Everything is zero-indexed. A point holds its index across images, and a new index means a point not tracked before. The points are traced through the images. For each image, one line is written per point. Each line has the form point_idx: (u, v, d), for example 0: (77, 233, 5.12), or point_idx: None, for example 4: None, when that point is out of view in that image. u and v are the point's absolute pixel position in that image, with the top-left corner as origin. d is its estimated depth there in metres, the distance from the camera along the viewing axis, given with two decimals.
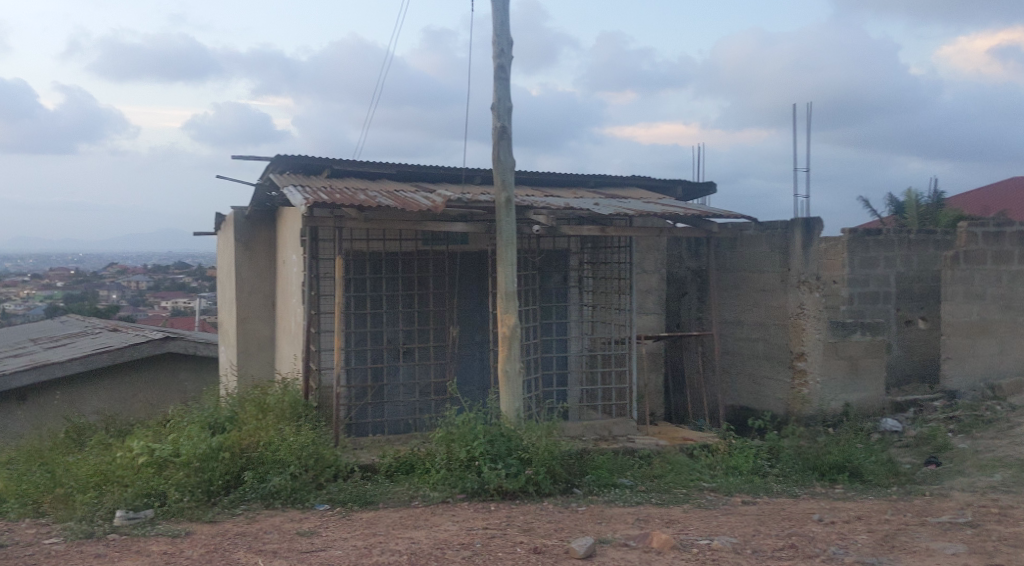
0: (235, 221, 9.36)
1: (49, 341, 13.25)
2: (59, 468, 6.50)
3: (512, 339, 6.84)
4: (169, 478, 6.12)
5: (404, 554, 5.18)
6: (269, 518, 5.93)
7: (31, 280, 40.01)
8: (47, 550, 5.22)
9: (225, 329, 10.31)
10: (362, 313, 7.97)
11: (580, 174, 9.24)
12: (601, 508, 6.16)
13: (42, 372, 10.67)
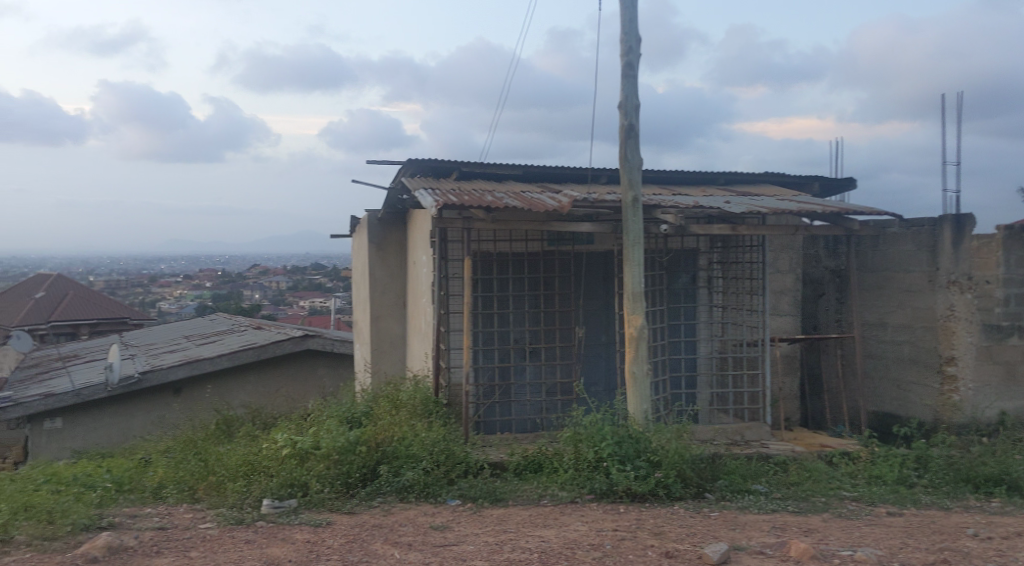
0: (369, 223, 9.65)
1: (200, 337, 14.02)
2: (211, 457, 6.87)
3: (640, 340, 6.77)
4: (311, 469, 6.37)
5: (535, 552, 5.21)
6: (404, 511, 6.08)
7: (183, 279, 42.56)
8: (202, 534, 5.53)
9: (359, 328, 10.64)
10: (488, 313, 8.05)
11: (710, 172, 9.06)
12: (735, 514, 6.01)
13: (195, 367, 11.31)
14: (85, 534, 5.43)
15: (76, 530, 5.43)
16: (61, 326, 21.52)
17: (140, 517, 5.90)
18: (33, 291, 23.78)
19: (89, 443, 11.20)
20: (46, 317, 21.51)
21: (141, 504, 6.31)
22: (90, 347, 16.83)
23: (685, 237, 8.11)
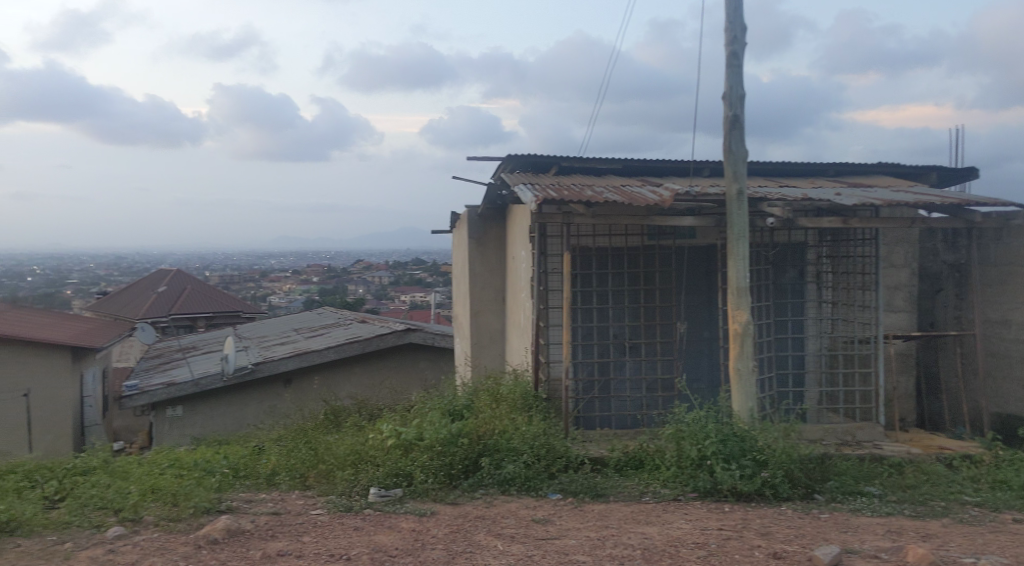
0: (468, 219, 9.72)
1: (308, 331, 14.44)
2: (320, 446, 7.08)
3: (745, 337, 6.61)
4: (415, 460, 6.48)
5: (638, 548, 5.16)
6: (506, 504, 6.12)
7: (292, 274, 43.90)
8: (313, 520, 5.69)
9: (460, 322, 10.75)
10: (587, 308, 8.00)
11: (819, 162, 8.78)
12: (847, 516, 5.82)
13: (303, 359, 11.65)
14: (206, 516, 5.67)
15: (198, 512, 5.67)
16: (179, 319, 22.52)
17: (256, 501, 6.12)
18: (154, 286, 24.96)
19: (207, 430, 11.69)
20: (166, 310, 22.55)
21: (256, 490, 6.54)
22: (207, 339, 17.55)
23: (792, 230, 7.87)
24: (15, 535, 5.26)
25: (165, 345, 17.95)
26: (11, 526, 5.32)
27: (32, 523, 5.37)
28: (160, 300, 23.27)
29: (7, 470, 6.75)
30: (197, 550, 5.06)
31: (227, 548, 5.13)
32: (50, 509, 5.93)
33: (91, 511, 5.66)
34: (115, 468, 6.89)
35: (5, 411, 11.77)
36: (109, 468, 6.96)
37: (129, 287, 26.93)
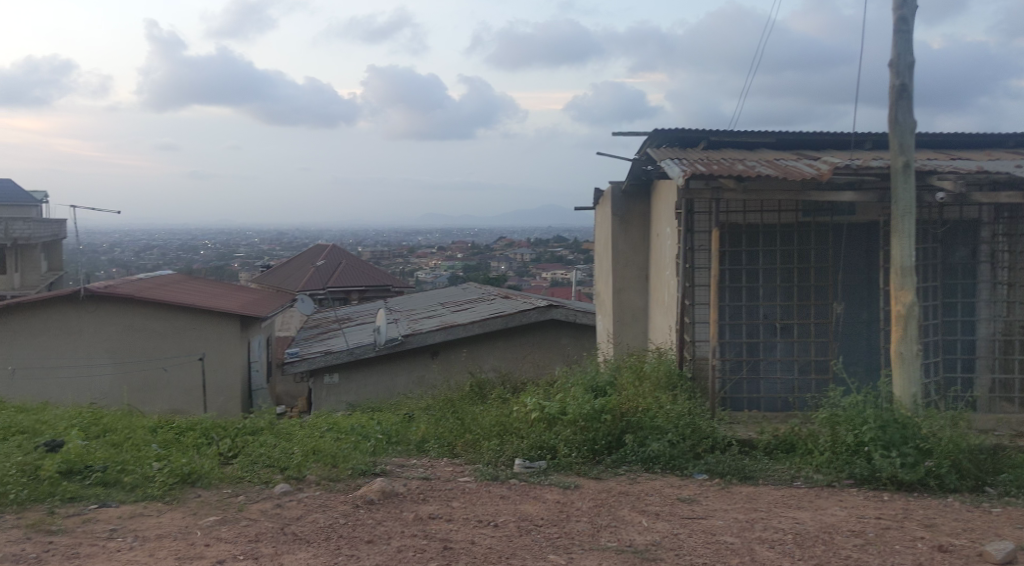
0: (613, 195, 9.61)
1: (454, 305, 14.76)
2: (467, 417, 7.23)
3: (909, 319, 6.27)
4: (559, 434, 6.51)
5: (789, 533, 5.01)
6: (650, 481, 6.06)
7: (438, 250, 44.97)
8: (461, 487, 5.83)
9: (603, 299, 10.71)
10: (736, 287, 7.78)
11: (996, 134, 8.18)
12: (1020, 512, 5.44)
13: (449, 332, 11.92)
14: (362, 478, 5.92)
15: (355, 474, 5.93)
16: (334, 292, 23.52)
17: (408, 466, 6.32)
18: (311, 260, 26.15)
19: (360, 397, 12.18)
20: (322, 283, 23.61)
21: (407, 456, 6.75)
22: (360, 311, 18.24)
23: (964, 206, 7.37)
24: (194, 486, 5.65)
25: (322, 316, 18.80)
26: (191, 477, 5.71)
27: (209, 475, 5.75)
28: (317, 273, 24.36)
29: (185, 427, 7.26)
30: (355, 509, 5.29)
31: (382, 509, 5.33)
32: (224, 464, 6.34)
33: (260, 468, 6.01)
34: (280, 430, 7.28)
35: (182, 373, 12.66)
36: (275, 429, 7.36)
37: (288, 261, 28.34)
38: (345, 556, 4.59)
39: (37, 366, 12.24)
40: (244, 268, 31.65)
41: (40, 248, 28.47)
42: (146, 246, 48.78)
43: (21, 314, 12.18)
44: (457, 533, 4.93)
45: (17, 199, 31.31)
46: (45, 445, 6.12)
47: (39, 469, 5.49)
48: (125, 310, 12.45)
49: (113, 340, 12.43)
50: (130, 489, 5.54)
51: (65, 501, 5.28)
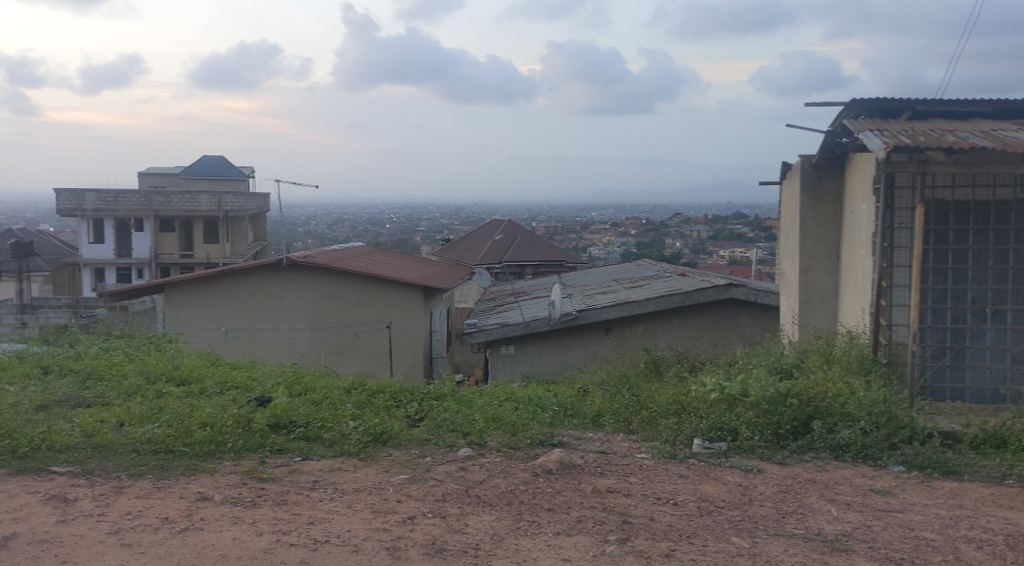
0: (802, 169, 9.15)
1: (629, 281, 14.65)
2: (643, 394, 7.15)
3: None
4: (741, 416, 6.32)
5: (998, 534, 4.64)
6: (840, 470, 5.76)
7: (613, 226, 44.80)
8: (639, 463, 5.79)
9: (787, 279, 10.29)
10: (941, 268, 7.23)
11: None
12: None
13: (624, 308, 11.81)
14: (541, 448, 6.00)
15: (534, 444, 6.02)
16: (511, 265, 23.92)
17: (585, 439, 6.34)
18: (489, 233, 26.69)
19: (536, 369, 12.36)
20: (499, 257, 24.08)
21: (583, 429, 6.74)
22: (535, 285, 18.47)
23: None
24: (386, 445, 5.92)
25: (499, 289, 19.18)
26: (383, 437, 5.99)
27: (399, 436, 6.01)
28: (495, 247, 24.87)
29: (376, 390, 7.62)
30: (535, 477, 5.36)
31: (561, 479, 5.37)
32: (411, 427, 6.60)
33: (444, 432, 6.22)
34: (461, 396, 7.50)
35: (372, 339, 13.29)
36: (456, 396, 7.59)
37: (467, 235, 29.07)
38: (528, 521, 4.68)
39: (245, 329, 13.20)
40: (425, 241, 32.75)
41: (246, 219, 30.65)
42: (337, 219, 51.41)
43: (231, 280, 13.16)
44: (636, 509, 4.90)
45: (227, 174, 33.77)
46: (254, 401, 6.60)
47: (251, 421, 5.93)
48: (321, 278, 13.19)
49: (311, 307, 13.22)
50: (330, 445, 5.88)
51: (273, 453, 5.68)
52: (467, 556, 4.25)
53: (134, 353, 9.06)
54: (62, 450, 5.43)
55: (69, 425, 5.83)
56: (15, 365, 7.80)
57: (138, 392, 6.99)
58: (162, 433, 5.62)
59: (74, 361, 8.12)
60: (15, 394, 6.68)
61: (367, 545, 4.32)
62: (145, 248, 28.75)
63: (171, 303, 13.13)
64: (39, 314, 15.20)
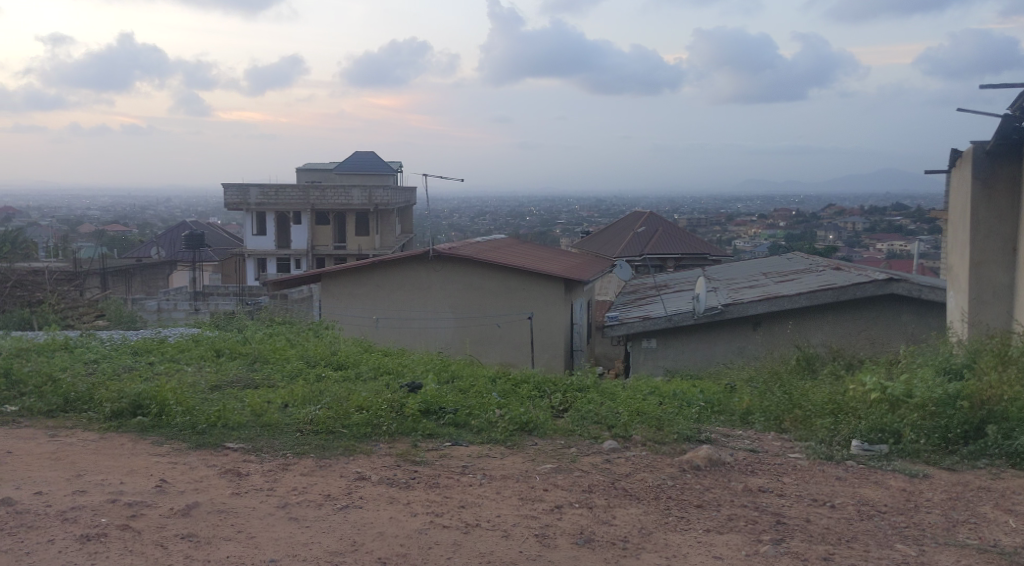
0: (974, 157, 8.56)
1: (778, 275, 14.15)
2: (795, 393, 6.88)
3: None
4: (905, 418, 5.98)
5: None
6: (1016, 479, 5.31)
7: (761, 218, 43.36)
8: (793, 463, 5.58)
9: (956, 274, 9.66)
10: None
11: None
12: None
13: (774, 303, 11.43)
14: (688, 443, 5.89)
15: (681, 439, 5.92)
16: (653, 258, 23.63)
17: (734, 436, 6.18)
18: (631, 225, 26.41)
19: (680, 364, 12.17)
20: (640, 250, 23.78)
21: (731, 426, 6.54)
22: (678, 278, 18.15)
23: None
24: (532, 435, 5.97)
25: (640, 282, 18.97)
26: (529, 426, 6.03)
27: (544, 426, 6.05)
28: (636, 239, 24.61)
29: (521, 379, 7.70)
30: (682, 473, 5.27)
31: (710, 476, 5.25)
32: (556, 417, 6.63)
33: (589, 424, 6.21)
34: (605, 389, 7.46)
35: (515, 329, 13.43)
36: (600, 388, 7.56)
37: (609, 226, 28.88)
38: (676, 517, 4.60)
39: (395, 317, 13.62)
40: (566, 234, 32.79)
41: (394, 212, 31.59)
42: (480, 212, 52.13)
43: (382, 270, 13.58)
44: (790, 509, 4.73)
45: (377, 170, 34.91)
46: (406, 386, 6.81)
47: (404, 406, 6.12)
48: (467, 270, 13.44)
49: (456, 297, 13.49)
50: (478, 431, 5.98)
51: (425, 437, 5.83)
52: (616, 548, 4.23)
53: (296, 339, 9.52)
54: (234, 427, 5.76)
55: (240, 404, 6.19)
56: (192, 347, 8.34)
57: (300, 375, 7.35)
58: (323, 414, 5.87)
59: (242, 344, 8.60)
60: (192, 374, 7.15)
61: (517, 531, 4.37)
62: (303, 240, 30.05)
63: (328, 292, 13.70)
64: (210, 301, 16.21)
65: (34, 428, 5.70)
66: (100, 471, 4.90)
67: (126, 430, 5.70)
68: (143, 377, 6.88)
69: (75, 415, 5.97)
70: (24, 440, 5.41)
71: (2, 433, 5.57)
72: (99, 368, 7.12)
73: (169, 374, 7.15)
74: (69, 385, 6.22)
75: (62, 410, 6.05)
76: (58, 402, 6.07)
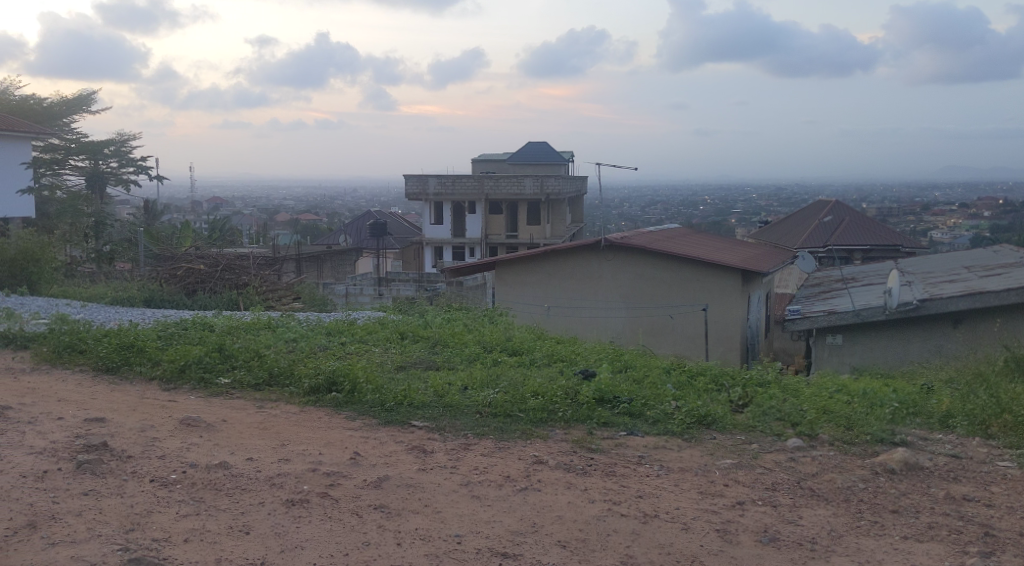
0: None
1: (983, 269, 13.14)
2: (1004, 396, 6.35)
3: None
4: None
5: None
6: None
7: (960, 207, 40.20)
8: (1001, 472, 5.18)
9: None
10: None
11: None
12: None
13: (978, 299, 10.62)
14: (881, 446, 5.58)
15: (872, 441, 5.62)
16: (838, 249, 22.59)
17: (933, 441, 5.80)
18: (814, 215, 25.30)
19: (868, 360, 11.60)
20: (824, 240, 22.76)
21: (929, 430, 6.13)
22: (866, 271, 17.23)
23: None
24: (710, 428, 5.84)
25: (823, 275, 18.16)
26: (708, 420, 5.91)
27: (723, 420, 5.90)
28: (820, 230, 23.57)
29: (697, 371, 7.57)
30: (875, 476, 5.00)
31: (907, 480, 4.96)
32: (734, 412, 6.44)
33: (772, 420, 6.00)
34: (787, 385, 7.20)
35: (689, 321, 13.17)
36: (782, 384, 7.30)
37: (791, 216, 27.78)
38: (870, 521, 4.38)
39: (567, 306, 13.72)
40: (743, 224, 31.82)
41: (566, 201, 31.76)
42: (651, 201, 51.40)
43: (554, 259, 13.69)
44: (1001, 521, 4.40)
45: (550, 160, 35.19)
46: (579, 374, 6.84)
47: (578, 394, 6.16)
48: (642, 259, 13.31)
49: (628, 286, 13.41)
50: (653, 423, 5.92)
51: (600, 425, 5.82)
52: (803, 549, 4.08)
53: (472, 324, 9.79)
54: (419, 406, 5.99)
55: (423, 385, 6.42)
56: (378, 329, 8.73)
57: (477, 359, 7.54)
58: (501, 398, 6.00)
59: (423, 328, 8.92)
60: (379, 355, 7.50)
61: (698, 525, 4.30)
62: (478, 229, 30.76)
63: (502, 280, 13.98)
64: (393, 287, 16.90)
65: (244, 400, 6.15)
66: (301, 441, 5.22)
67: (323, 404, 6.06)
68: (336, 356, 7.27)
69: (278, 389, 6.39)
70: (236, 410, 5.86)
71: (217, 403, 6.05)
72: (297, 347, 7.61)
73: (358, 354, 7.52)
74: (273, 361, 6.66)
75: (267, 383, 6.48)
76: (263, 375, 6.52)
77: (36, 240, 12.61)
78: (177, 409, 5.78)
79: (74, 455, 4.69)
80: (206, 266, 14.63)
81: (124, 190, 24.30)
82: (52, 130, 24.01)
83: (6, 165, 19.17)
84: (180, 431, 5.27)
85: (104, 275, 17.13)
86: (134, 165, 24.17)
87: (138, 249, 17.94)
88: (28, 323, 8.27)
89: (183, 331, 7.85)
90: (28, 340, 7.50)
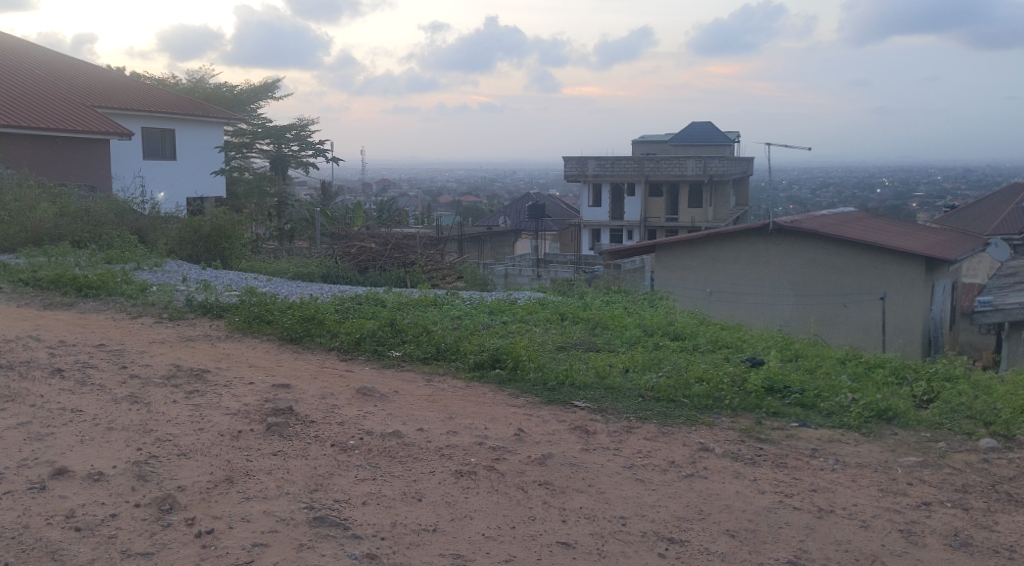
0: None
1: None
2: None
3: None
4: None
5: None
6: None
7: None
8: None
9: None
10: None
11: None
12: None
13: None
14: None
15: None
16: None
17: None
18: (1008, 198, 23.46)
19: None
20: (1019, 227, 21.08)
21: None
22: None
23: None
24: (890, 424, 5.51)
25: (1018, 265, 16.81)
26: (888, 414, 5.57)
27: (905, 416, 5.55)
28: (1016, 215, 21.83)
29: (875, 363, 7.17)
30: None
31: None
32: (918, 407, 6.05)
33: (961, 418, 5.60)
34: (978, 381, 6.69)
35: (864, 311, 12.50)
36: (971, 379, 6.80)
37: (981, 199, 25.89)
38: None
39: (731, 292, 13.37)
40: (925, 207, 29.90)
41: (731, 184, 30.94)
42: (823, 183, 49.12)
43: (718, 242, 13.36)
44: None
45: (716, 140, 34.29)
46: (746, 362, 6.64)
47: (746, 381, 5.95)
48: (813, 245, 12.75)
49: (797, 272, 12.90)
50: (827, 415, 5.65)
51: (769, 415, 5.62)
52: (999, 557, 3.80)
53: (633, 307, 9.71)
54: (581, 386, 5.99)
55: (585, 366, 6.42)
56: (538, 309, 8.80)
57: (638, 342, 7.46)
58: (665, 382, 5.90)
59: (584, 309, 8.92)
60: (541, 334, 7.56)
61: (878, 523, 4.07)
62: (637, 212, 30.50)
63: (663, 263, 13.79)
64: (553, 268, 16.97)
65: (413, 373, 6.36)
66: (468, 415, 5.34)
67: (487, 380, 6.17)
68: (499, 334, 7.39)
69: (445, 363, 6.56)
70: (407, 382, 6.06)
71: (389, 374, 6.28)
72: (462, 323, 7.78)
73: (521, 333, 7.61)
74: (440, 337, 6.85)
75: (434, 358, 6.67)
76: (431, 349, 6.70)
77: (228, 217, 13.49)
78: (354, 379, 6.05)
79: (263, 418, 4.99)
80: (378, 245, 15.29)
81: (304, 172, 25.58)
82: (240, 116, 25.63)
83: (201, 148, 20.59)
84: (356, 399, 5.52)
85: (285, 250, 18.14)
86: (313, 148, 25.40)
87: (315, 228, 18.93)
88: (222, 294, 8.89)
89: (358, 305, 8.21)
90: (222, 310, 8.04)
